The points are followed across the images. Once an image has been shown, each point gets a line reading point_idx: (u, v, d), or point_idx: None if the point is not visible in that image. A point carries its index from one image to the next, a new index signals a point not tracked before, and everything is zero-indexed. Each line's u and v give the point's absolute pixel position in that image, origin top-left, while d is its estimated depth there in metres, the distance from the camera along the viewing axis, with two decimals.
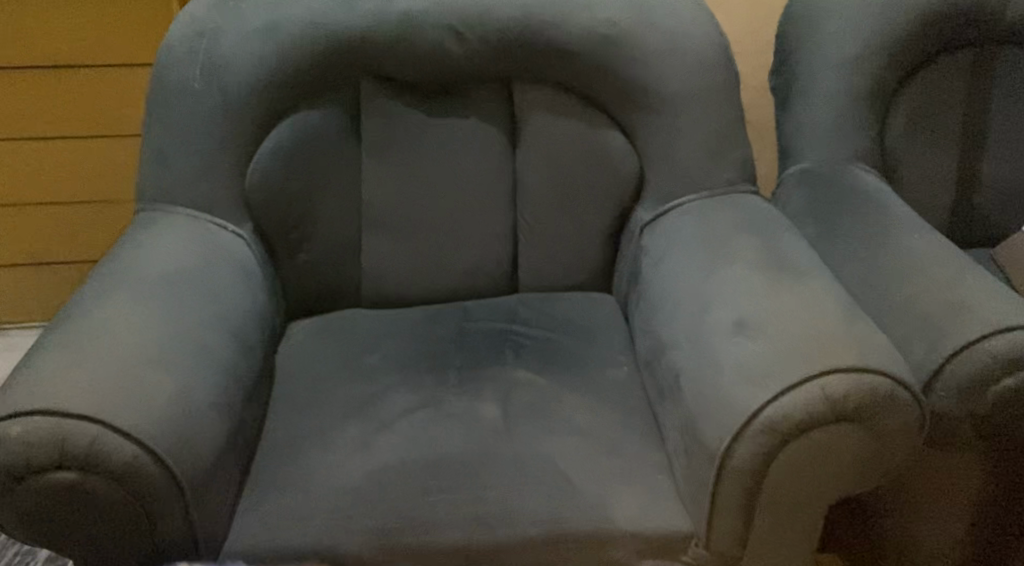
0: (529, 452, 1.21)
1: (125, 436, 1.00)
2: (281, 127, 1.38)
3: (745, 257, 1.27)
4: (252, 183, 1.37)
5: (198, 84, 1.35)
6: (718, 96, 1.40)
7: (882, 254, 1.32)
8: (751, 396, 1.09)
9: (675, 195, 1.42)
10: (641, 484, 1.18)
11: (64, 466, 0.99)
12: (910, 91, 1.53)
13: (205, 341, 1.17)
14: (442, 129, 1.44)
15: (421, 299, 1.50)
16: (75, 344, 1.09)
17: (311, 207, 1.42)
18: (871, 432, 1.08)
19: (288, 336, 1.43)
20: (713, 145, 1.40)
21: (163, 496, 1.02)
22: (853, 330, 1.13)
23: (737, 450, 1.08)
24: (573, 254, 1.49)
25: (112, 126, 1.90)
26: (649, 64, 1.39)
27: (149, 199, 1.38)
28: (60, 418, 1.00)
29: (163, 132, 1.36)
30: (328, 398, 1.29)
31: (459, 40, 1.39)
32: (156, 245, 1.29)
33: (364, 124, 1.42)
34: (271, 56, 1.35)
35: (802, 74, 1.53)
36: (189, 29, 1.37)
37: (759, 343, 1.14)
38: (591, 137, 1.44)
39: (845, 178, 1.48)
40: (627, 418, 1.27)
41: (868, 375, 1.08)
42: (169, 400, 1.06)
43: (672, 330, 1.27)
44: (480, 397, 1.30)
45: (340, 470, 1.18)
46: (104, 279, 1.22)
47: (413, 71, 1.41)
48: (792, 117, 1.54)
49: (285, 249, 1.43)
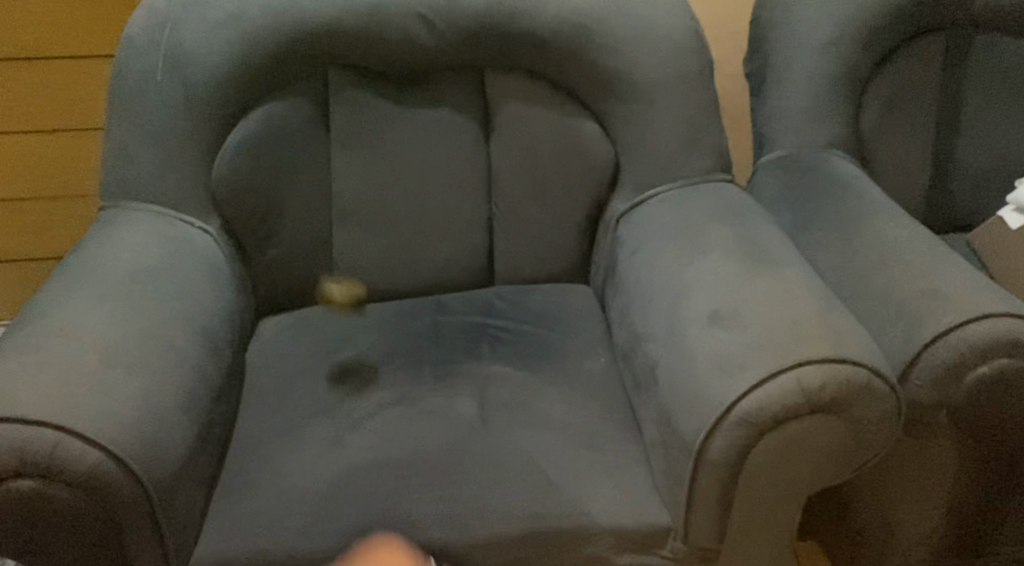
0: (506, 448, 1.19)
1: (87, 441, 0.98)
2: (248, 120, 1.35)
3: (720, 246, 1.26)
4: (218, 179, 1.34)
5: (161, 76, 1.32)
6: (692, 83, 1.38)
7: (858, 242, 1.32)
8: (726, 388, 1.08)
9: (650, 185, 1.40)
10: (618, 478, 1.17)
11: (25, 474, 0.97)
12: (884, 78, 1.52)
13: (172, 342, 1.15)
14: (413, 120, 1.42)
15: (395, 293, 1.48)
16: (35, 347, 1.07)
17: (280, 201, 1.38)
18: (848, 423, 1.07)
19: (260, 333, 1.41)
20: (688, 134, 1.39)
21: (129, 502, 1.00)
22: (829, 320, 1.12)
23: (713, 443, 1.07)
24: (548, 245, 1.48)
25: (75, 120, 1.86)
26: (622, 52, 1.37)
27: (113, 195, 1.34)
28: (18, 426, 0.98)
29: (126, 127, 1.33)
30: (300, 396, 1.28)
31: (428, 27, 1.36)
32: (120, 243, 1.26)
33: (334, 116, 1.40)
34: (236, 47, 1.31)
35: (776, 60, 1.52)
36: (151, 21, 1.34)
37: (735, 334, 1.12)
38: (565, 127, 1.42)
39: (820, 165, 1.47)
40: (604, 411, 1.26)
41: (844, 364, 1.07)
42: (134, 404, 1.04)
43: (649, 322, 1.26)
44: (456, 392, 1.28)
45: (314, 470, 1.16)
46: (66, 278, 1.19)
47: (383, 61, 1.38)
48: (767, 104, 1.53)
49: (254, 245, 1.40)
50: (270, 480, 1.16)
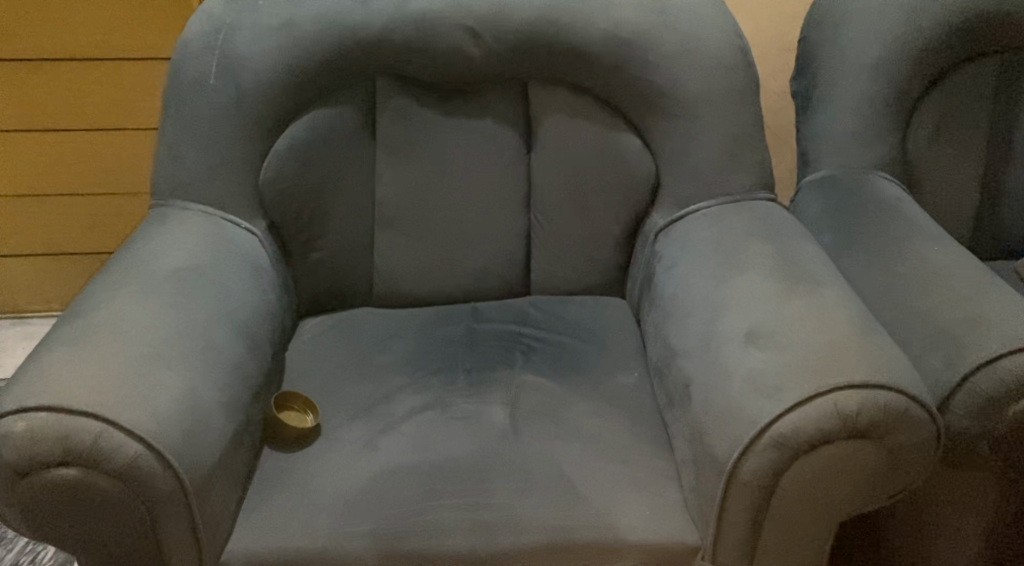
0: (536, 459, 1.20)
1: (129, 434, 1.01)
2: (296, 126, 1.37)
3: (759, 265, 1.26)
4: (265, 182, 1.37)
5: (213, 81, 1.35)
6: (737, 101, 1.38)
7: (899, 265, 1.30)
8: (761, 409, 1.07)
9: (691, 201, 1.40)
10: (646, 492, 1.17)
11: (67, 463, 1.00)
12: (935, 100, 1.50)
13: (213, 340, 1.17)
14: (458, 129, 1.43)
15: (432, 299, 1.49)
16: (82, 340, 1.09)
17: (325, 206, 1.41)
18: (883, 449, 1.06)
19: (299, 334, 1.44)
20: (730, 151, 1.38)
21: (166, 495, 1.03)
22: (867, 342, 1.11)
23: (746, 465, 1.07)
24: (585, 257, 1.48)
25: (131, 119, 1.91)
26: (668, 67, 1.37)
27: (162, 195, 1.37)
28: (65, 415, 1.01)
29: (178, 129, 1.36)
30: (335, 396, 1.30)
31: (476, 39, 1.38)
32: (169, 241, 1.29)
33: (380, 124, 1.42)
34: (287, 54, 1.34)
35: (824, 79, 1.50)
36: (206, 26, 1.37)
37: (771, 354, 1.12)
38: (607, 141, 1.42)
39: (864, 187, 1.45)
40: (635, 425, 1.26)
41: (881, 390, 1.06)
42: (174, 399, 1.07)
43: (684, 339, 1.25)
44: (488, 400, 1.29)
45: (346, 471, 1.18)
46: (114, 274, 1.22)
47: (429, 71, 1.40)
48: (812, 123, 1.52)
49: (297, 247, 1.43)
50: (303, 478, 1.18)
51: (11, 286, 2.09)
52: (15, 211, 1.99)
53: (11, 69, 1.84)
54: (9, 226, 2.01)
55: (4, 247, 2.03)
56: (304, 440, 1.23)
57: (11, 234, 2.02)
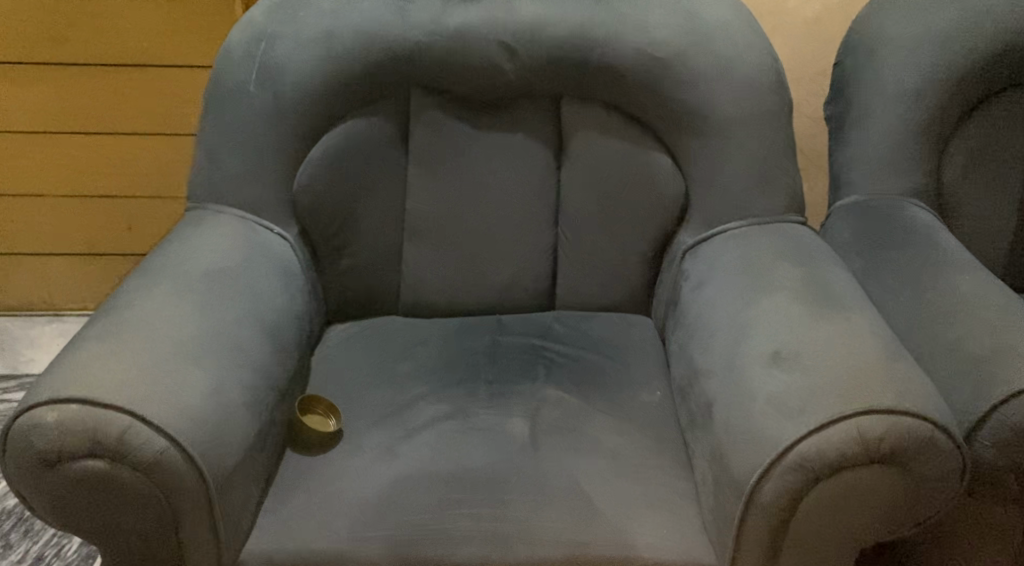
0: (554, 473, 1.20)
1: (155, 429, 1.03)
2: (331, 135, 1.40)
3: (786, 287, 1.25)
4: (299, 190, 1.40)
5: (253, 88, 1.37)
6: (769, 123, 1.38)
7: (929, 293, 1.29)
8: (782, 431, 1.07)
9: (720, 221, 1.40)
10: (664, 511, 1.16)
11: (95, 454, 1.02)
12: (971, 129, 1.49)
13: (241, 341, 1.19)
14: (489, 144, 1.45)
15: (458, 310, 1.51)
16: (113, 335, 1.12)
17: (357, 215, 1.44)
18: (907, 476, 1.05)
19: (326, 339, 1.46)
20: (760, 173, 1.38)
21: (188, 491, 1.05)
22: (892, 367, 1.10)
23: (766, 487, 1.06)
24: (612, 274, 1.49)
25: (173, 125, 1.95)
26: (701, 88, 1.37)
27: (199, 198, 1.40)
28: (94, 408, 1.03)
29: (217, 134, 1.38)
30: (358, 403, 1.32)
31: (511, 55, 1.39)
32: (203, 243, 1.31)
33: (413, 136, 1.44)
34: (324, 64, 1.36)
35: (860, 104, 1.49)
36: (248, 34, 1.39)
37: (795, 377, 1.11)
38: (637, 159, 1.43)
39: (896, 213, 1.45)
40: (655, 443, 1.26)
41: (906, 417, 1.05)
42: (201, 397, 1.09)
43: (708, 359, 1.25)
44: (510, 412, 1.30)
45: (366, 477, 1.19)
46: (148, 273, 1.25)
47: (464, 85, 1.42)
48: (845, 148, 1.51)
49: (328, 254, 1.45)
50: (322, 482, 1.19)
51: (50, 283, 2.13)
52: (58, 210, 2.04)
53: (59, 72, 1.89)
54: (49, 224, 2.06)
55: (45, 244, 2.08)
56: (327, 445, 1.24)
57: (53, 232, 2.07)
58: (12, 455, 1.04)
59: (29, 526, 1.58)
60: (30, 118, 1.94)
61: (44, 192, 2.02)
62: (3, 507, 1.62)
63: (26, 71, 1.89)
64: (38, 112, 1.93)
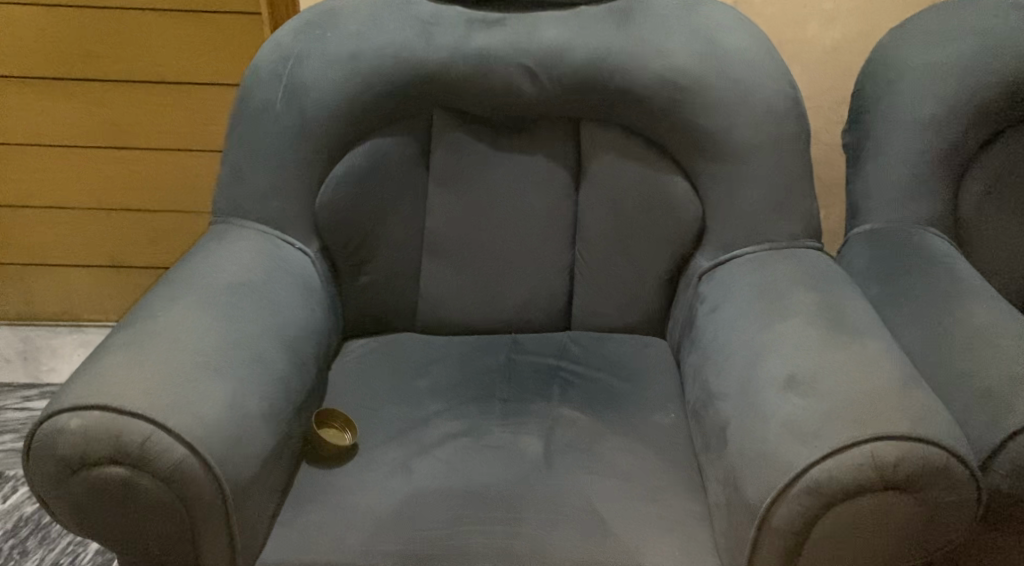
0: (568, 493, 1.20)
1: (176, 437, 1.05)
2: (354, 154, 1.42)
3: (802, 312, 1.26)
4: (321, 206, 1.42)
5: (279, 106, 1.39)
6: (788, 149, 1.39)
7: (945, 321, 1.29)
8: (795, 454, 1.07)
9: (736, 245, 1.41)
10: (677, 531, 1.17)
11: (117, 462, 1.03)
12: (989, 159, 1.49)
13: (262, 353, 1.21)
14: (509, 165, 1.47)
15: (474, 327, 1.53)
16: (137, 344, 1.13)
17: (377, 232, 1.46)
18: (920, 504, 1.05)
19: (343, 354, 1.48)
20: (778, 198, 1.39)
21: (207, 500, 1.06)
22: (907, 393, 1.10)
23: (780, 510, 1.06)
24: (628, 296, 1.50)
25: (199, 140, 1.99)
26: (720, 113, 1.38)
27: (224, 212, 1.43)
28: (117, 415, 1.04)
29: (243, 151, 1.41)
30: (374, 418, 1.33)
31: (532, 78, 1.41)
32: (226, 256, 1.33)
33: (434, 155, 1.46)
34: (349, 84, 1.38)
35: (878, 132, 1.50)
36: (275, 53, 1.42)
37: (810, 401, 1.12)
38: (655, 183, 1.44)
39: (913, 241, 1.45)
40: (668, 464, 1.27)
41: (920, 444, 1.05)
42: (221, 407, 1.10)
43: (722, 382, 1.25)
44: (524, 430, 1.30)
45: (380, 491, 1.20)
46: (172, 283, 1.27)
47: (486, 107, 1.44)
48: (863, 175, 1.52)
49: (348, 270, 1.48)
50: (337, 495, 1.20)
51: (73, 294, 2.16)
52: (84, 223, 2.08)
53: (88, 88, 1.93)
54: (73, 236, 2.09)
55: (69, 255, 2.12)
56: (342, 461, 1.25)
57: (77, 244, 2.10)
58: (37, 460, 1.05)
59: (47, 533, 1.60)
60: (60, 132, 1.97)
61: (69, 204, 2.06)
62: (21, 513, 1.64)
63: (55, 86, 1.92)
64: (67, 126, 1.97)
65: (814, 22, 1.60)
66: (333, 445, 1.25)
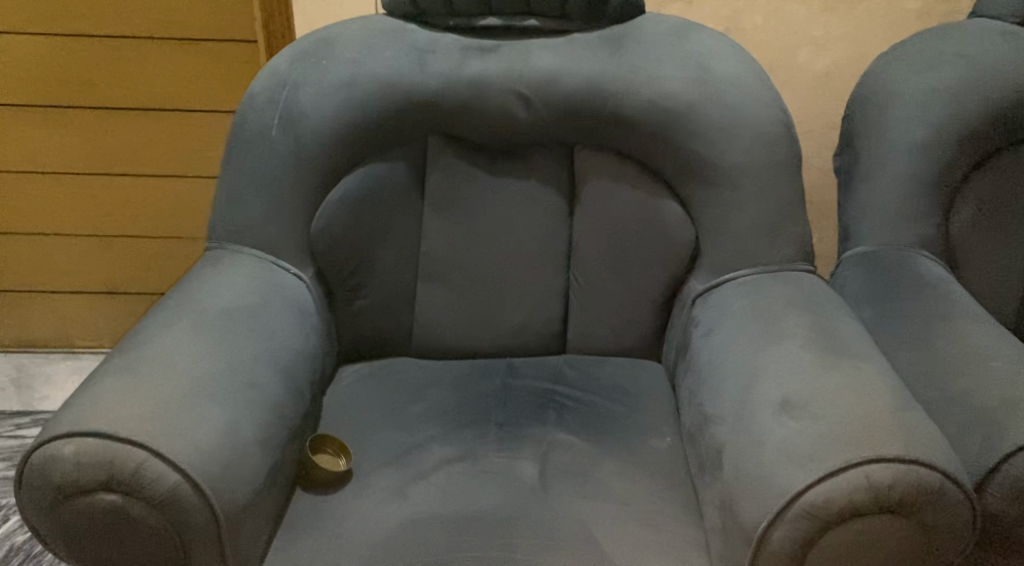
0: (563, 518, 1.20)
1: (170, 463, 1.05)
2: (349, 179, 1.43)
3: (796, 335, 1.26)
4: (316, 231, 1.42)
5: (274, 133, 1.40)
6: (780, 173, 1.40)
7: (939, 343, 1.29)
8: (791, 477, 1.07)
9: (730, 268, 1.42)
10: (672, 556, 1.16)
11: (110, 488, 1.03)
12: (980, 182, 1.50)
13: (257, 378, 1.21)
14: (504, 189, 1.48)
15: (469, 351, 1.53)
16: (131, 369, 1.13)
17: (372, 257, 1.46)
18: (917, 526, 1.05)
19: (338, 378, 1.48)
20: (770, 222, 1.40)
21: (200, 526, 1.06)
22: (901, 415, 1.11)
23: (775, 534, 1.06)
24: (623, 319, 1.50)
25: (195, 166, 1.99)
26: (713, 138, 1.39)
27: (220, 238, 1.43)
28: (110, 441, 1.04)
29: (238, 177, 1.41)
30: (369, 443, 1.33)
31: (526, 104, 1.42)
32: (222, 281, 1.34)
33: (429, 180, 1.47)
34: (344, 111, 1.39)
35: (870, 157, 1.51)
36: (271, 80, 1.42)
37: (804, 424, 1.12)
38: (648, 207, 1.45)
39: (905, 264, 1.46)
40: (664, 487, 1.26)
41: (915, 466, 1.05)
42: (215, 433, 1.10)
43: (718, 404, 1.26)
44: (520, 455, 1.30)
45: (375, 516, 1.20)
46: (168, 309, 1.27)
47: (480, 132, 1.45)
48: (855, 198, 1.53)
49: (343, 294, 1.48)
50: (333, 521, 1.20)
51: (67, 320, 2.16)
52: (79, 249, 2.08)
53: (84, 115, 1.94)
54: (68, 261, 2.09)
55: (64, 282, 2.12)
56: (336, 488, 1.25)
57: (73, 270, 2.10)
58: (29, 487, 1.05)
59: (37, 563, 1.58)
60: (56, 158, 1.98)
61: (65, 230, 2.06)
62: (11, 543, 1.62)
63: (51, 113, 1.93)
64: (63, 153, 1.97)
65: (805, 48, 1.62)
66: (330, 471, 1.25)
